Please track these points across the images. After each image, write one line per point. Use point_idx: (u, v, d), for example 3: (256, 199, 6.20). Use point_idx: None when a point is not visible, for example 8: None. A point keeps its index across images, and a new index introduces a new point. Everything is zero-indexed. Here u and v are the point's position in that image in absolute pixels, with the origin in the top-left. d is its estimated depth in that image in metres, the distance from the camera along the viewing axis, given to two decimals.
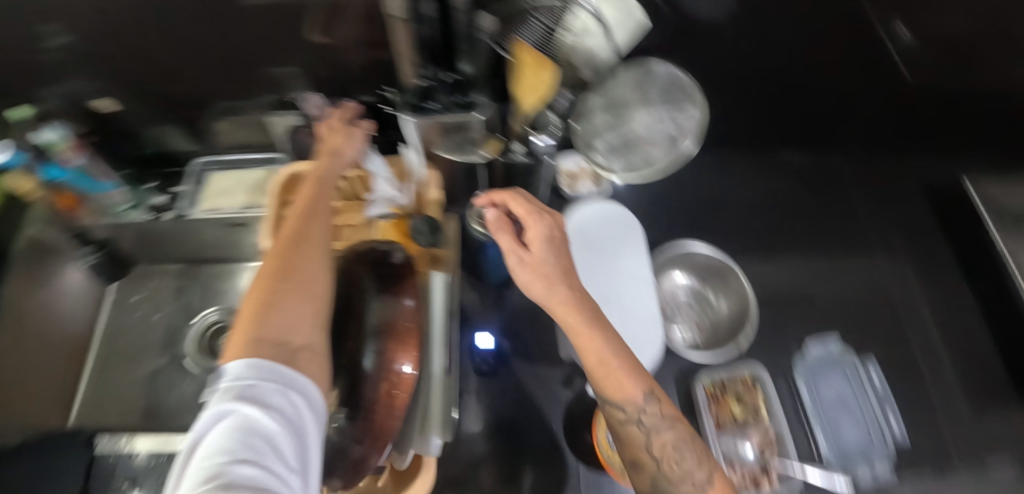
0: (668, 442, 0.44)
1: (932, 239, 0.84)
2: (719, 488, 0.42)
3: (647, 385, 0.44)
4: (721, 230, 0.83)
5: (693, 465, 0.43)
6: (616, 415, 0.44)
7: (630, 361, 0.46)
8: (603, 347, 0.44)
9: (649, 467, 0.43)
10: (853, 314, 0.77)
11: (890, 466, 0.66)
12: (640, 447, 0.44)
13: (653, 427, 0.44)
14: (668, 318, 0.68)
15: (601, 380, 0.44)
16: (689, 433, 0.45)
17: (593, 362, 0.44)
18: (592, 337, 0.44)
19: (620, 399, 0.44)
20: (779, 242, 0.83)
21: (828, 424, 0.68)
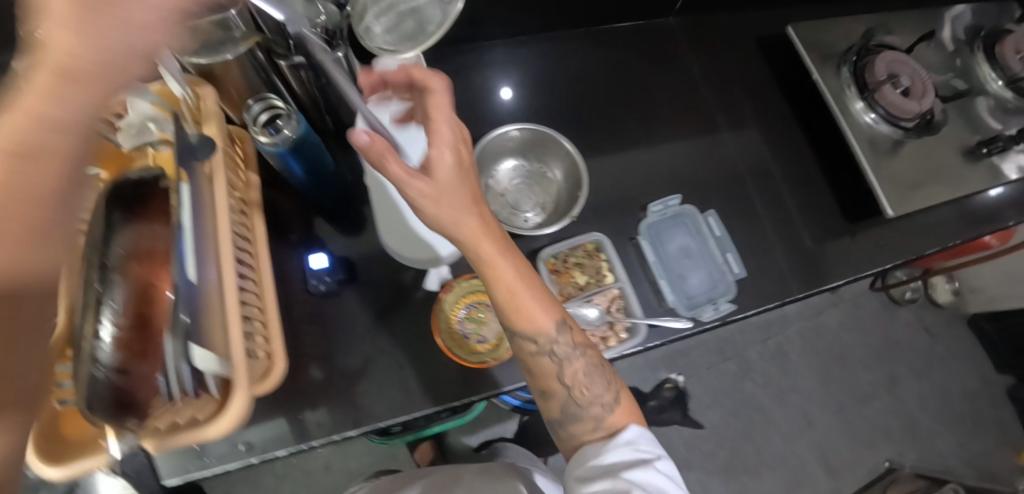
0: (578, 371, 0.54)
1: (760, 90, 0.88)
2: (622, 406, 0.55)
3: (559, 316, 0.54)
4: (572, 114, 0.81)
5: (599, 388, 0.54)
6: (527, 347, 0.54)
7: (538, 289, 0.53)
8: (512, 274, 0.51)
9: (557, 393, 0.54)
10: (698, 173, 0.81)
11: (732, 299, 0.71)
12: (552, 375, 0.54)
13: (564, 357, 0.54)
14: (511, 203, 0.69)
15: (512, 314, 0.52)
16: (596, 359, 0.56)
17: (504, 294, 0.52)
18: (504, 277, 0.51)
19: (531, 332, 0.53)
20: (633, 116, 0.82)
21: (674, 275, 0.71)
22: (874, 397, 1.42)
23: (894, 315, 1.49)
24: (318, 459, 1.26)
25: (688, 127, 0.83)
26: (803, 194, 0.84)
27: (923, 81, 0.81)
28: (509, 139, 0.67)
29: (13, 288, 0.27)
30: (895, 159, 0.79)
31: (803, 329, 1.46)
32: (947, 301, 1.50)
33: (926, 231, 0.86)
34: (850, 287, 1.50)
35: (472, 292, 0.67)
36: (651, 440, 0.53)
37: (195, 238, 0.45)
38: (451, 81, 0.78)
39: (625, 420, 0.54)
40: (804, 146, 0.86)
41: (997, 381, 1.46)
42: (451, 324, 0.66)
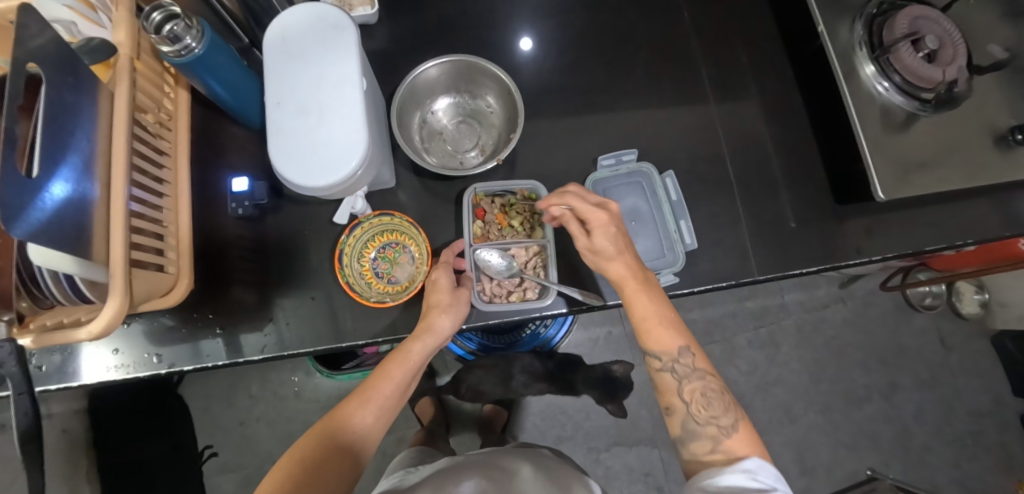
0: (697, 389, 0.56)
1: (755, 48, 0.78)
2: (739, 433, 0.53)
3: (684, 341, 0.57)
4: (546, 51, 0.75)
5: (717, 410, 0.54)
6: (654, 362, 0.58)
7: (669, 319, 0.58)
8: (648, 309, 0.58)
9: (678, 409, 0.56)
10: (671, 130, 0.75)
11: (676, 272, 0.68)
12: (672, 390, 0.57)
13: (685, 375, 0.57)
14: (450, 145, 0.70)
15: (644, 333, 0.58)
16: (717, 386, 0.56)
17: (639, 317, 0.58)
18: (645, 312, 0.58)
19: (659, 349, 0.58)
20: (615, 60, 0.76)
21: None
22: (867, 401, 1.33)
23: (908, 320, 1.36)
24: (290, 385, 1.31)
25: (672, 78, 0.76)
26: (791, 163, 0.75)
27: (954, 45, 0.68)
28: (433, 71, 0.65)
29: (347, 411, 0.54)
30: (908, 135, 0.67)
31: (801, 320, 1.36)
32: (971, 313, 1.35)
33: (943, 217, 0.74)
34: (863, 284, 1.37)
35: (389, 232, 0.67)
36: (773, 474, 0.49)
37: (76, 161, 0.45)
38: (419, 6, 0.74)
39: (745, 448, 0.52)
40: (801, 110, 0.77)
41: (1013, 404, 1.33)
42: (363, 261, 0.66)
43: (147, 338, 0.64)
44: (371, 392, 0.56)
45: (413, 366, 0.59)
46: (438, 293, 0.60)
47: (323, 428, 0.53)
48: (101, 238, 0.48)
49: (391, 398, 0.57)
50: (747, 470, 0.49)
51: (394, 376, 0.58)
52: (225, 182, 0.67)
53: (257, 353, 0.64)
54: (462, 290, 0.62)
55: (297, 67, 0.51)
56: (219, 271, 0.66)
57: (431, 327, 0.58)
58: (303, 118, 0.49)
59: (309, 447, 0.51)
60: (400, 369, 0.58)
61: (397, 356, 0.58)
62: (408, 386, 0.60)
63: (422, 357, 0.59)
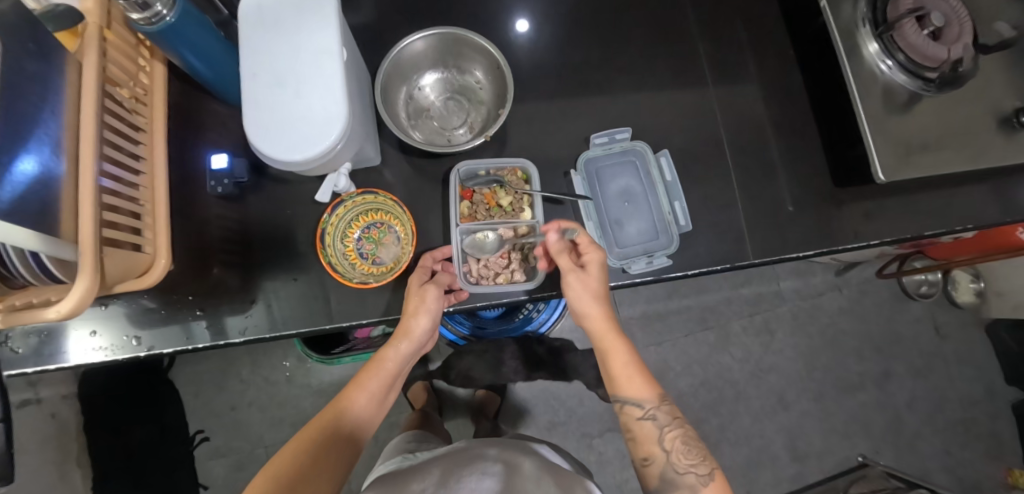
0: (676, 437, 0.55)
1: (755, 25, 0.76)
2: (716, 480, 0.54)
3: (657, 387, 0.57)
4: (539, 26, 0.72)
5: (695, 458, 0.54)
6: (632, 412, 0.56)
7: (639, 367, 0.57)
8: (625, 357, 0.57)
9: (657, 458, 0.55)
10: (667, 110, 0.72)
11: (670, 255, 0.66)
12: (652, 440, 0.55)
13: (664, 423, 0.56)
14: (437, 122, 0.68)
15: (621, 381, 0.57)
16: (690, 433, 0.56)
17: (615, 367, 0.57)
18: (619, 357, 0.57)
19: (636, 398, 0.56)
20: (609, 37, 0.73)
21: (611, 220, 0.68)
22: (860, 389, 1.32)
23: (903, 309, 1.36)
24: (282, 370, 1.30)
25: (668, 55, 0.74)
26: (789, 145, 0.73)
27: (960, 22, 0.66)
28: (419, 43, 0.62)
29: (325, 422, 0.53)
30: (910, 116, 0.65)
31: (796, 308, 1.35)
32: (966, 302, 1.35)
33: (943, 203, 0.72)
34: (859, 272, 1.36)
35: (373, 211, 0.65)
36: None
37: (39, 135, 0.43)
38: None
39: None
40: (801, 90, 0.74)
41: (1005, 393, 1.33)
42: (346, 241, 0.64)
43: (128, 319, 0.62)
44: (347, 402, 0.55)
45: (389, 374, 0.58)
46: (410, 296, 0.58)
47: (299, 443, 0.50)
48: (69, 216, 0.46)
49: (368, 407, 0.56)
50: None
51: (370, 385, 0.57)
52: (205, 161, 0.65)
53: (240, 336, 0.63)
54: (430, 287, 0.58)
55: (274, 36, 0.48)
56: (200, 252, 0.64)
57: (408, 331, 0.57)
58: (280, 91, 0.47)
59: (285, 463, 0.49)
60: (376, 378, 0.58)
61: (373, 368, 0.58)
62: (385, 399, 0.59)
63: (398, 364, 0.59)
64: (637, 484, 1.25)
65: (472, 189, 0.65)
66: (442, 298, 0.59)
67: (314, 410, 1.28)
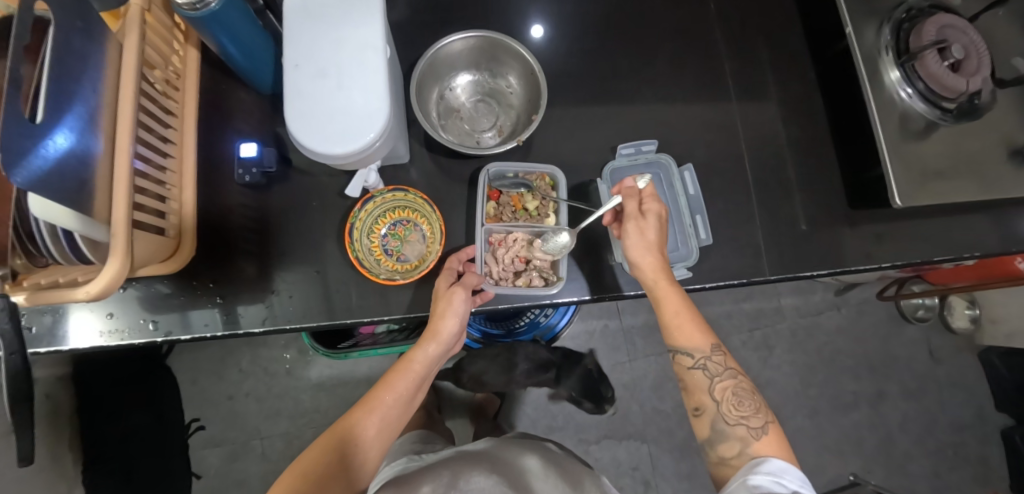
0: (729, 387, 0.58)
1: (780, 46, 0.77)
2: (770, 434, 0.55)
3: (714, 339, 0.59)
4: (568, 35, 0.73)
5: (747, 410, 0.56)
6: (685, 361, 0.59)
7: (696, 321, 0.59)
8: (680, 304, 0.58)
9: (709, 408, 0.58)
10: (690, 123, 0.73)
11: (689, 267, 0.67)
12: (703, 389, 0.58)
13: (716, 373, 0.58)
14: (467, 124, 0.68)
15: (674, 331, 0.59)
16: (747, 387, 0.58)
17: (670, 314, 0.59)
18: (680, 309, 0.58)
19: (689, 347, 0.59)
20: (636, 49, 0.74)
21: None
22: (854, 408, 1.34)
23: (900, 331, 1.38)
24: (282, 362, 1.29)
25: (692, 70, 0.75)
26: (808, 165, 0.74)
27: (978, 55, 0.67)
28: (457, 45, 0.63)
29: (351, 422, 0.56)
30: (926, 144, 0.67)
31: (795, 325, 1.37)
32: (961, 328, 1.37)
33: (954, 229, 0.74)
34: (859, 293, 1.38)
35: (400, 209, 0.66)
36: (797, 477, 0.50)
37: (81, 112, 0.43)
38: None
39: (771, 451, 0.53)
40: (822, 112, 0.76)
41: (995, 418, 1.36)
42: (372, 237, 0.65)
43: (142, 304, 0.62)
44: (375, 403, 0.57)
45: (416, 376, 0.60)
46: (438, 295, 0.59)
47: (328, 442, 0.53)
48: (103, 194, 0.45)
49: (395, 408, 0.58)
50: (770, 473, 0.50)
51: (398, 385, 0.59)
52: (232, 149, 0.65)
53: (257, 325, 0.62)
54: (456, 289, 0.59)
55: (318, 29, 0.48)
56: (221, 239, 0.63)
57: (435, 334, 0.59)
58: (322, 83, 0.47)
59: (315, 462, 0.52)
60: (403, 378, 0.59)
61: (400, 370, 0.59)
62: (412, 400, 0.60)
63: (425, 366, 0.61)
64: (631, 491, 1.25)
65: (500, 190, 0.66)
66: (467, 300, 0.59)
67: (312, 403, 1.27)
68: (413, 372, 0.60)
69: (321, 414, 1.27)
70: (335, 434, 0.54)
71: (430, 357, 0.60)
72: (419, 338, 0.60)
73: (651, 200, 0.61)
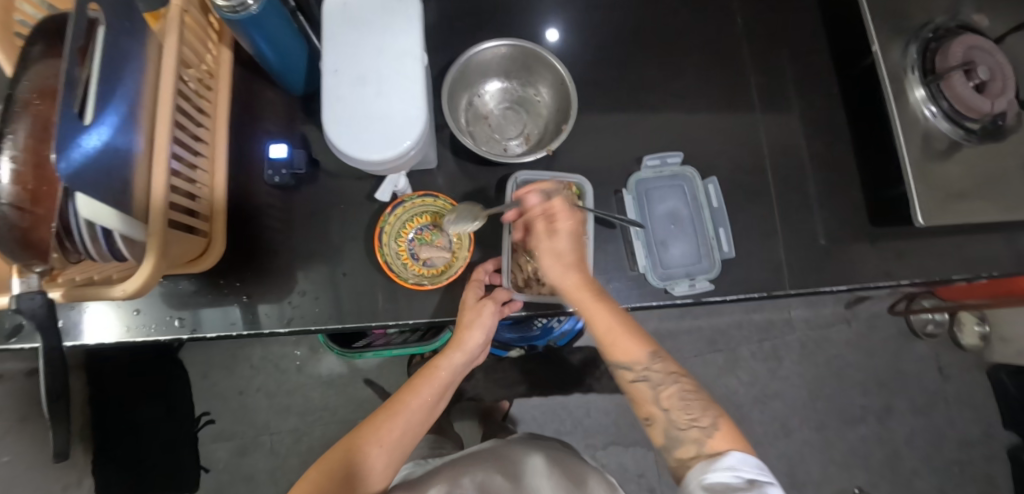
0: (674, 393, 0.55)
1: (805, 60, 0.77)
2: (723, 431, 0.51)
3: (647, 346, 0.56)
4: (594, 44, 0.74)
5: (696, 411, 0.53)
6: (625, 374, 0.56)
7: (625, 325, 0.56)
8: (599, 316, 0.55)
9: (658, 418, 0.55)
10: (713, 135, 0.74)
11: (711, 279, 0.67)
12: (649, 400, 0.55)
13: (659, 382, 0.55)
14: (495, 131, 0.68)
15: (608, 346, 0.55)
16: (690, 385, 0.55)
17: (601, 331, 0.55)
18: (608, 322, 0.55)
19: (626, 360, 0.56)
20: (661, 59, 0.75)
21: (656, 240, 0.68)
22: (861, 422, 1.34)
23: (909, 347, 1.38)
24: (292, 359, 1.29)
25: (716, 82, 0.75)
26: (830, 180, 0.74)
27: (1004, 77, 0.68)
28: (490, 53, 0.63)
29: (374, 424, 0.56)
30: (948, 164, 0.67)
31: (805, 337, 1.37)
32: (970, 344, 1.37)
33: (974, 248, 0.74)
34: (869, 306, 1.38)
35: (428, 213, 0.65)
36: (753, 465, 0.48)
37: (122, 111, 0.43)
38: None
39: (729, 444, 0.50)
40: (845, 128, 0.76)
41: (1001, 436, 1.35)
42: (400, 242, 0.64)
43: (169, 300, 0.62)
44: (399, 406, 0.58)
45: (441, 384, 0.60)
46: (465, 306, 0.60)
47: (349, 443, 0.54)
48: (141, 193, 0.46)
49: (418, 413, 0.58)
50: (730, 468, 0.47)
51: (422, 390, 0.59)
52: (261, 149, 0.65)
53: (282, 326, 0.63)
54: (486, 303, 0.60)
55: (356, 36, 0.49)
56: (248, 239, 0.64)
57: (461, 343, 0.60)
58: (360, 89, 0.47)
59: (337, 461, 0.52)
60: (428, 385, 0.59)
61: (424, 377, 0.60)
62: (435, 407, 0.61)
63: (450, 374, 0.61)
64: None
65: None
66: (496, 313, 0.61)
67: (321, 401, 1.28)
68: (437, 380, 0.60)
69: (329, 412, 1.27)
70: (357, 436, 0.55)
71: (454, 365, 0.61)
72: (444, 347, 0.61)
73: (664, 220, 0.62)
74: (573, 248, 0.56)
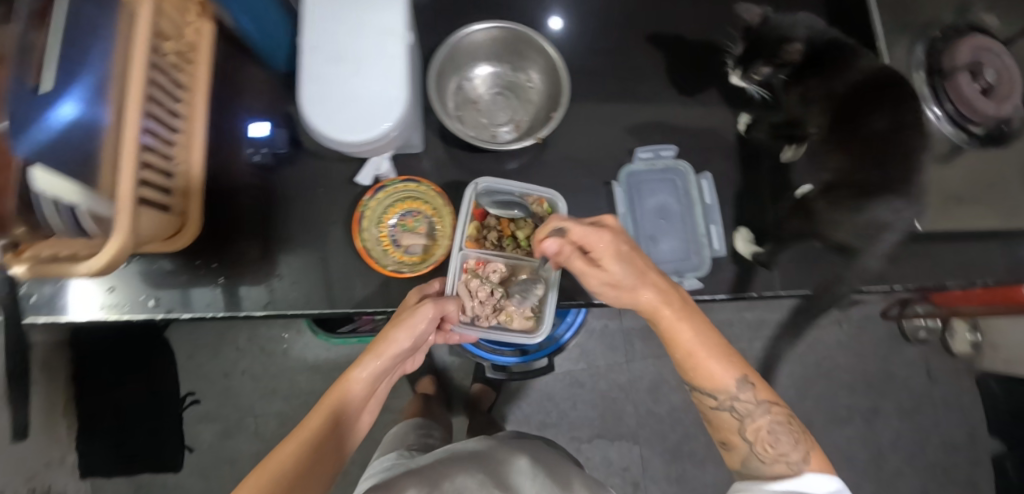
0: (762, 426, 0.53)
1: None
2: (815, 462, 0.51)
3: (740, 372, 0.53)
4: (591, 31, 0.71)
5: (785, 446, 0.51)
6: (707, 401, 0.55)
7: (717, 350, 0.53)
8: (691, 342, 0.53)
9: (740, 447, 0.54)
10: (710, 129, 0.72)
11: (701, 277, 0.65)
12: (732, 430, 0.54)
13: (745, 412, 0.53)
14: (484, 117, 0.66)
15: (691, 373, 0.54)
16: (783, 417, 0.53)
17: (682, 354, 0.54)
18: (693, 347, 0.53)
19: (713, 389, 0.54)
20: (661, 50, 0.72)
21: (646, 235, 0.67)
22: (848, 423, 1.34)
23: (899, 351, 1.37)
24: (279, 342, 1.28)
25: (716, 75, 0.73)
26: None
27: (1011, 78, 0.66)
28: (480, 34, 0.61)
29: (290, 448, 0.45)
30: None
31: (795, 337, 1.36)
32: (960, 350, 1.36)
33: None
34: (861, 309, 1.37)
35: (411, 200, 0.65)
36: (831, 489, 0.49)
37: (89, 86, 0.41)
38: None
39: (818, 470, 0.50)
40: None
41: (988, 443, 1.35)
42: (381, 227, 0.64)
43: (145, 279, 0.60)
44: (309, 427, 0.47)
45: (359, 393, 0.52)
46: (400, 311, 0.55)
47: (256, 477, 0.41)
48: (110, 171, 0.44)
49: (336, 434, 0.48)
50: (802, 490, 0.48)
51: (338, 407, 0.50)
52: (243, 127, 0.63)
53: (259, 309, 0.61)
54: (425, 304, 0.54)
55: (334, 10, 0.46)
56: (226, 219, 0.62)
57: (382, 346, 0.52)
58: (338, 67, 0.45)
59: None
60: (343, 399, 0.51)
61: (334, 393, 0.51)
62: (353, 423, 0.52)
63: (367, 384, 0.52)
64: (620, 491, 1.26)
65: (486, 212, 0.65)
66: (432, 316, 0.54)
67: (307, 384, 1.27)
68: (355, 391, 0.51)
69: (316, 396, 1.27)
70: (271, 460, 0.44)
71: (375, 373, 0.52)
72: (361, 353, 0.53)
73: (631, 241, 0.53)
74: (627, 271, 0.51)
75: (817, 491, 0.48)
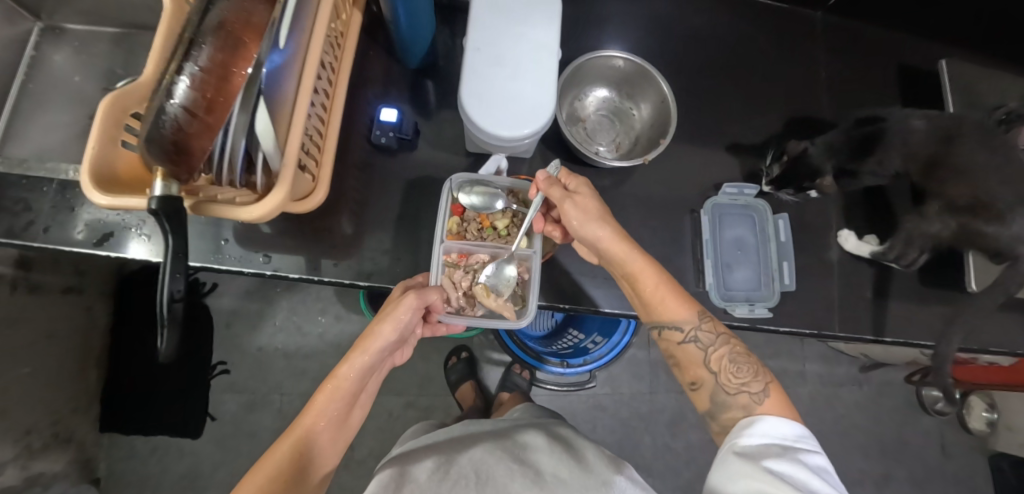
0: (723, 356, 0.56)
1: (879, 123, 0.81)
2: (772, 398, 0.53)
3: (696, 306, 0.59)
4: (687, 72, 0.78)
5: (746, 376, 0.55)
6: (673, 336, 0.59)
7: (677, 291, 0.59)
8: (656, 278, 0.59)
9: (705, 382, 0.57)
10: None
11: (769, 308, 0.70)
12: (697, 363, 0.58)
13: (708, 343, 0.57)
14: (589, 135, 0.72)
15: (656, 308, 0.59)
16: (741, 350, 0.57)
17: (651, 291, 0.59)
18: (658, 286, 0.59)
19: (675, 321, 0.58)
20: (748, 98, 0.79)
21: (722, 262, 0.71)
22: (858, 485, 1.35)
23: (914, 419, 1.39)
24: (316, 324, 1.31)
25: (793, 128, 0.79)
26: None
27: None
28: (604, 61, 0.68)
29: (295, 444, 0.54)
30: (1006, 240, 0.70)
31: (815, 391, 1.39)
32: (977, 428, 1.37)
33: (1016, 325, 0.76)
34: (881, 373, 1.40)
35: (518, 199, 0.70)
36: (791, 432, 0.50)
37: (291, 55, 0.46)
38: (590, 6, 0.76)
39: (777, 410, 0.52)
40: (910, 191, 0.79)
41: None
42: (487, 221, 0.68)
43: (260, 236, 0.65)
44: (303, 429, 0.55)
45: (347, 393, 0.56)
46: (387, 304, 0.59)
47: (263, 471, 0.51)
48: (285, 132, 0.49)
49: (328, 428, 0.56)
50: (761, 433, 0.50)
51: (327, 407, 0.55)
52: (369, 112, 0.69)
53: (361, 279, 0.66)
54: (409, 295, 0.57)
55: (500, 22, 0.52)
56: (342, 192, 0.67)
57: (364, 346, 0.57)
58: (498, 70, 0.51)
59: None
60: (332, 397, 0.56)
61: (325, 390, 0.56)
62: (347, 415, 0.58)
63: (355, 381, 0.57)
64: None
65: (464, 206, 0.66)
66: (414, 307, 0.56)
67: None
68: (346, 388, 0.56)
69: None
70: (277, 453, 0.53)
71: (358, 372, 0.57)
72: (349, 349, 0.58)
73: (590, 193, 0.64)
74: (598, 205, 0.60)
75: (775, 429, 0.50)
